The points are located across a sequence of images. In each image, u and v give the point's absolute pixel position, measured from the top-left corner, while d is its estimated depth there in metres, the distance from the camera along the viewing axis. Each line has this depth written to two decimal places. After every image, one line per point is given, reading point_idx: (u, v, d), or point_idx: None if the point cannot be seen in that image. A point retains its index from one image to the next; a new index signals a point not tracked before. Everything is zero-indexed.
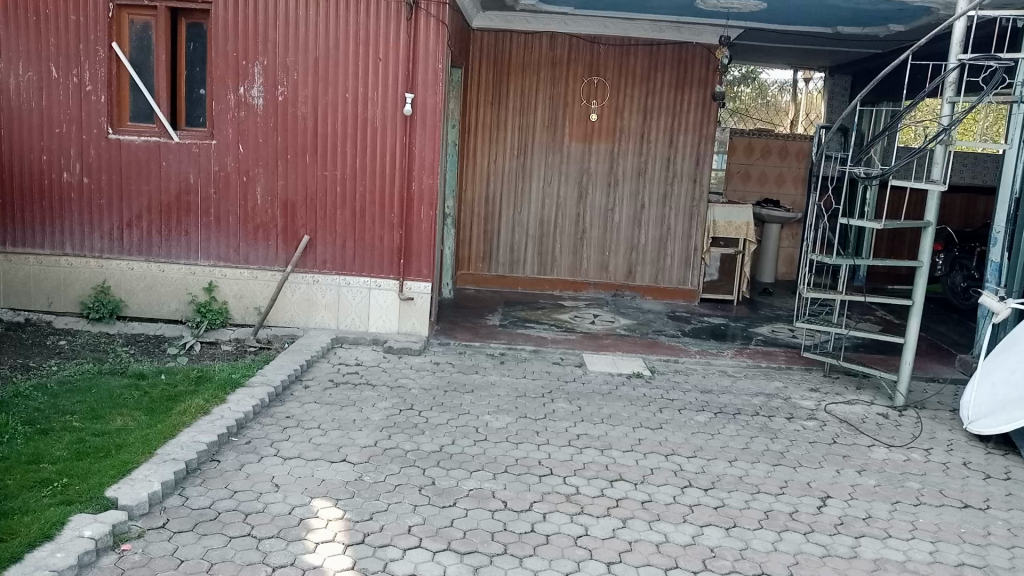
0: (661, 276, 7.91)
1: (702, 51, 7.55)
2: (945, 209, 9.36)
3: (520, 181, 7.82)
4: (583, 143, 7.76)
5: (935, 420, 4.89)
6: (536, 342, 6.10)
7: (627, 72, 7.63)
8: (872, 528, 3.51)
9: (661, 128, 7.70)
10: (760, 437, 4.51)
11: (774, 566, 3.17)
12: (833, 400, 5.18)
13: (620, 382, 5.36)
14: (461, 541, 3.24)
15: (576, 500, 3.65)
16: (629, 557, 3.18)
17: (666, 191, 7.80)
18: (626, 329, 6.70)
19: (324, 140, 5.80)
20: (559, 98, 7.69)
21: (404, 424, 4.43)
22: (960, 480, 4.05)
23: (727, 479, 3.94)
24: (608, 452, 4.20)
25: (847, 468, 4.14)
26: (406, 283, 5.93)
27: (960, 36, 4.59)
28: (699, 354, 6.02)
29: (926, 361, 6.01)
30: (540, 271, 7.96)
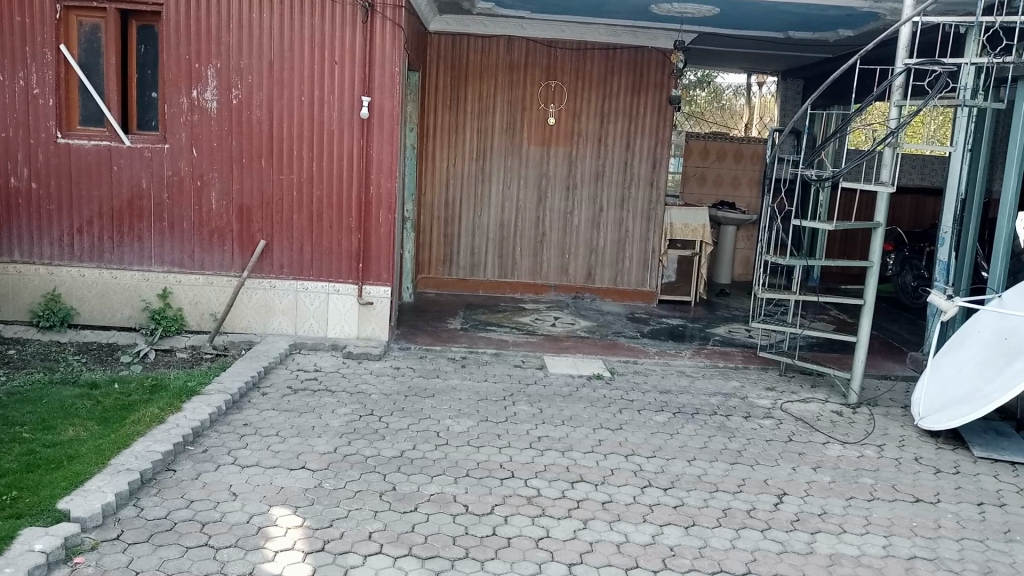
0: (619, 278, 7.97)
1: (657, 56, 7.65)
2: (895, 210, 9.58)
3: (479, 185, 7.83)
4: (541, 147, 7.79)
5: (887, 417, 5.00)
6: (497, 345, 6.10)
7: (584, 76, 7.69)
8: (827, 524, 3.58)
9: (618, 132, 7.77)
10: (718, 436, 4.57)
11: (733, 564, 3.21)
12: (789, 398, 5.28)
13: (581, 383, 5.39)
14: (422, 546, 3.23)
15: (537, 502, 3.66)
16: (589, 558, 3.20)
17: (623, 194, 7.86)
18: (587, 331, 6.74)
19: (281, 144, 5.74)
20: (517, 102, 7.71)
21: (365, 430, 4.40)
22: (911, 475, 4.15)
23: (686, 479, 3.98)
24: (569, 453, 4.22)
25: (803, 465, 4.21)
26: (365, 288, 5.88)
27: (907, 41, 4.71)
28: (658, 354, 6.09)
29: (878, 359, 6.15)
30: (501, 274, 7.97)
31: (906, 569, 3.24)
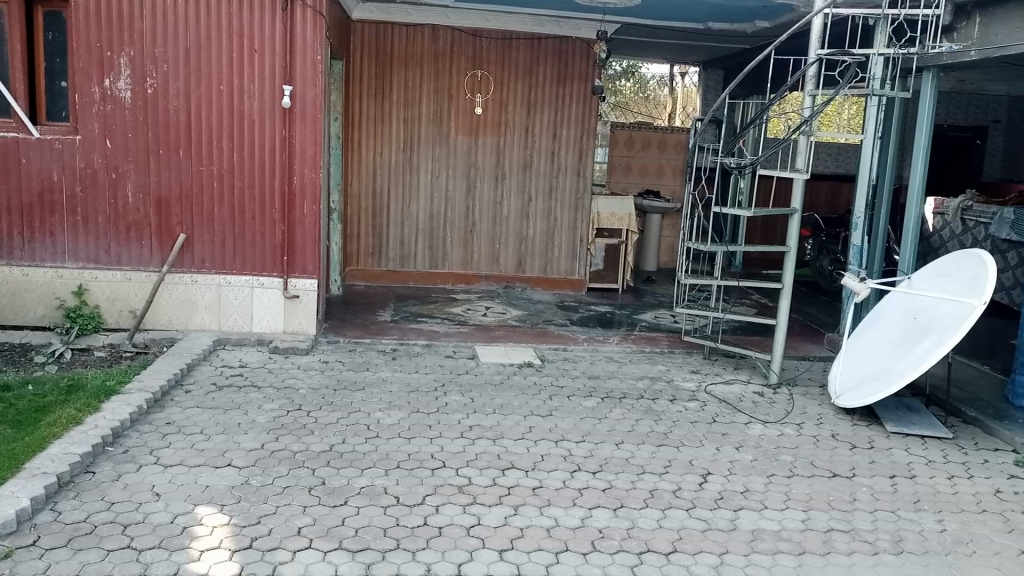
0: (549, 266, 8.04)
1: (581, 46, 7.70)
2: (813, 196, 9.88)
3: (407, 174, 7.77)
4: (469, 136, 7.77)
5: (806, 396, 5.19)
6: (428, 336, 6.08)
7: (509, 65, 7.69)
8: (749, 501, 3.70)
9: (544, 122, 7.81)
10: (645, 419, 4.66)
11: (659, 543, 3.29)
12: (713, 381, 5.43)
13: (512, 372, 5.42)
14: (353, 539, 3.21)
15: (468, 490, 3.67)
16: (520, 543, 3.23)
17: (551, 184, 7.91)
18: (517, 320, 6.77)
19: (199, 134, 5.59)
20: (443, 91, 7.67)
21: (293, 426, 4.34)
22: (828, 451, 4.32)
23: (614, 462, 4.06)
24: (501, 441, 4.24)
25: (726, 445, 4.34)
26: (291, 281, 5.78)
27: (818, 32, 4.88)
28: (587, 342, 6.16)
29: (798, 341, 6.37)
30: (431, 265, 7.94)
31: (823, 541, 3.37)
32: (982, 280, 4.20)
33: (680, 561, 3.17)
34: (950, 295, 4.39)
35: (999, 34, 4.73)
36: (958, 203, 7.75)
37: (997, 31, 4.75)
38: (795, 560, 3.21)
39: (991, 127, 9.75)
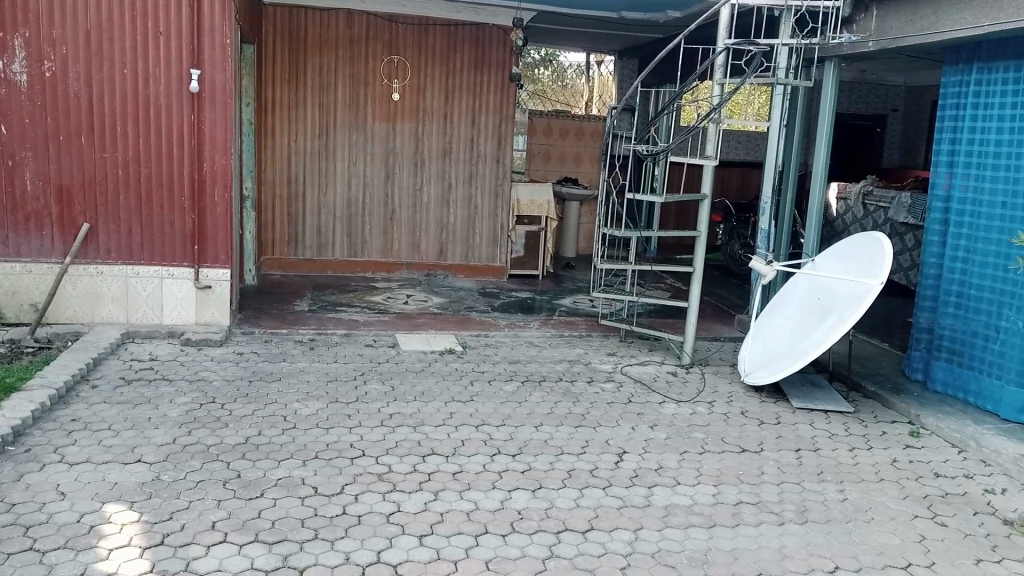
0: (470, 254, 8.03)
1: (498, 33, 7.70)
2: (724, 182, 10.17)
3: (324, 161, 7.65)
4: (386, 123, 7.69)
5: (717, 375, 5.37)
6: (348, 326, 6.01)
7: (426, 51, 7.64)
8: (663, 477, 3.82)
9: (463, 109, 7.79)
10: (563, 402, 4.74)
11: (577, 522, 3.36)
12: (629, 362, 5.55)
13: (433, 359, 5.41)
14: (270, 531, 3.16)
15: (388, 478, 3.66)
16: (440, 528, 3.25)
17: (471, 171, 7.89)
18: (438, 307, 6.76)
19: (103, 120, 5.36)
20: (359, 77, 7.58)
21: (206, 419, 4.23)
22: (738, 427, 4.48)
23: (533, 444, 4.11)
24: (421, 428, 4.24)
25: (641, 425, 4.45)
26: (202, 271, 5.62)
27: (726, 22, 5.02)
28: (508, 327, 6.21)
29: (710, 323, 6.57)
30: (350, 253, 7.84)
31: (733, 514, 3.50)
32: (880, 261, 4.40)
33: (597, 538, 3.24)
34: (850, 276, 4.59)
35: (894, 27, 4.94)
36: (859, 188, 8.10)
37: (892, 24, 4.96)
38: (706, 533, 3.33)
39: (891, 115, 10.18)
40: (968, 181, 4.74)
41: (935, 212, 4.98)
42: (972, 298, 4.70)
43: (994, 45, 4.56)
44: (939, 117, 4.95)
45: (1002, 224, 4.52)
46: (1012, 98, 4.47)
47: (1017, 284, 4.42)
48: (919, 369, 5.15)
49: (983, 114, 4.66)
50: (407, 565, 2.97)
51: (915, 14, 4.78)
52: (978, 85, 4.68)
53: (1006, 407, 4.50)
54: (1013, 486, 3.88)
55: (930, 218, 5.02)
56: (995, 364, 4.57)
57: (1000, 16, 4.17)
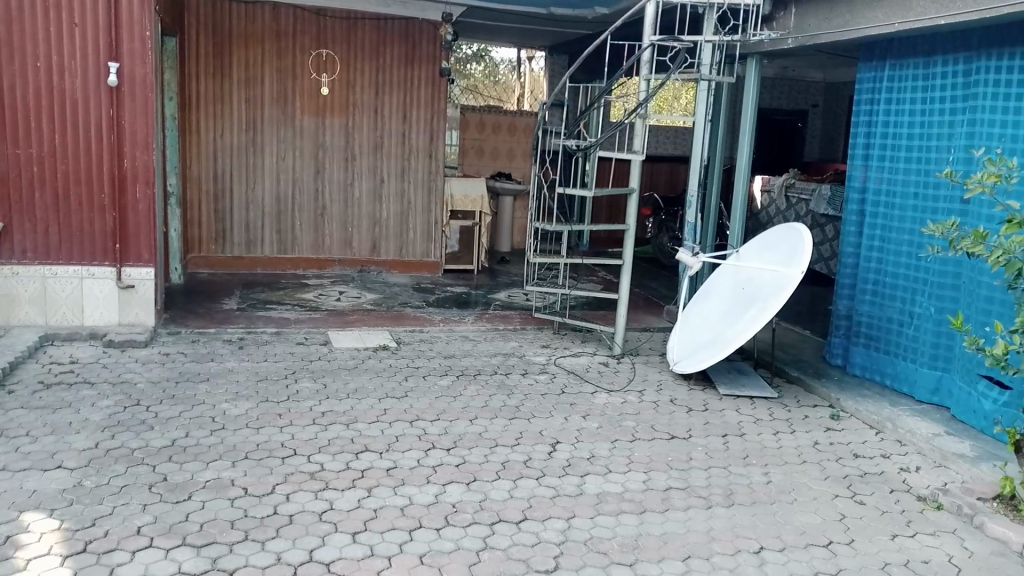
0: (404, 249, 7.98)
1: (428, 28, 7.66)
2: (653, 177, 10.36)
3: (251, 157, 7.50)
4: (314, 117, 7.59)
5: (647, 364, 5.48)
6: (278, 324, 5.92)
7: (356, 46, 7.56)
8: (595, 466, 3.88)
9: (393, 104, 7.73)
10: (497, 395, 4.76)
11: (511, 513, 3.39)
12: (562, 354, 5.61)
13: (366, 356, 5.37)
14: (197, 534, 3.10)
15: (321, 476, 3.63)
16: (373, 525, 3.23)
17: (403, 166, 7.84)
18: (372, 304, 6.71)
19: (15, 115, 5.16)
20: (287, 71, 7.46)
21: (130, 422, 4.12)
22: (667, 415, 4.58)
23: (468, 438, 4.13)
24: (354, 425, 4.20)
25: (574, 415, 4.52)
26: (124, 270, 5.44)
27: (652, 18, 5.14)
28: (442, 322, 6.20)
29: (641, 314, 6.69)
30: (280, 250, 7.72)
31: (662, 500, 3.59)
32: (800, 251, 4.54)
33: (530, 528, 3.27)
34: (771, 266, 4.73)
35: (812, 25, 5.10)
36: (782, 181, 8.35)
37: (810, 21, 5.12)
38: (637, 519, 3.40)
39: (811, 111, 10.49)
40: (882, 173, 4.94)
41: (851, 204, 5.18)
42: (887, 285, 4.90)
43: (903, 43, 4.77)
44: (855, 114, 5.15)
45: (913, 215, 4.72)
46: (921, 94, 4.68)
47: (928, 271, 4.62)
48: (839, 355, 5.34)
49: (895, 110, 4.86)
50: (340, 563, 2.95)
51: (831, 11, 4.94)
52: (890, 83, 4.88)
53: (920, 389, 4.70)
54: (926, 464, 4.06)
55: (848, 209, 5.22)
56: (910, 348, 4.78)
57: (909, 15, 4.35)
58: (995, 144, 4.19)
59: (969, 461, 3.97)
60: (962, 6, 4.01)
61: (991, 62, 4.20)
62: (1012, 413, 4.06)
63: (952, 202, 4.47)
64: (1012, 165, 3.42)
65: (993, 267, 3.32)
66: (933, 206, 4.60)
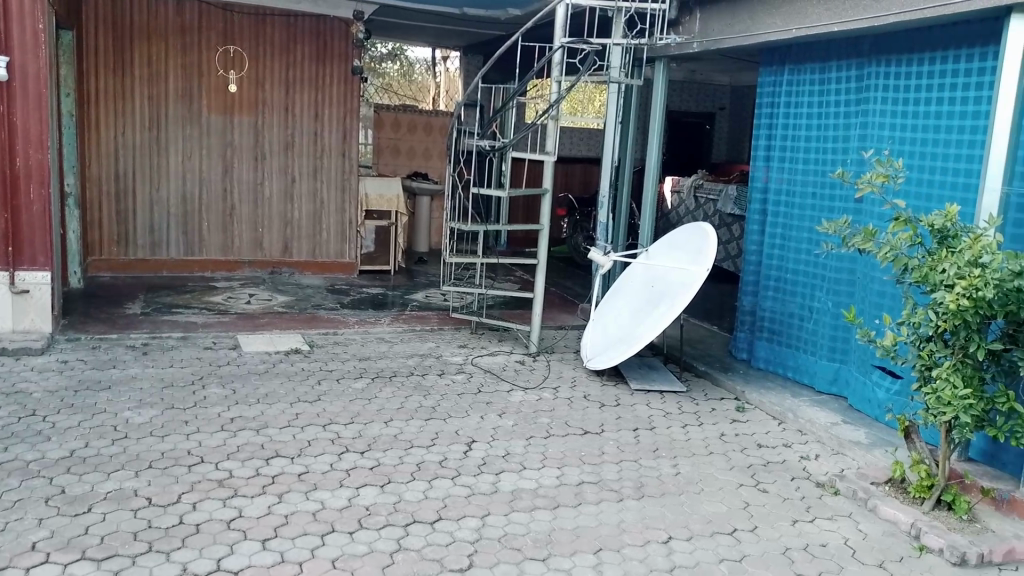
0: (317, 250, 7.84)
1: (339, 25, 7.53)
2: (568, 178, 10.50)
3: (155, 155, 7.26)
4: (222, 115, 7.39)
5: (562, 362, 5.55)
6: (185, 328, 5.74)
7: (264, 43, 7.39)
8: (510, 463, 3.91)
9: (305, 102, 7.58)
10: (413, 396, 4.75)
11: (425, 513, 3.39)
12: (479, 353, 5.63)
13: (278, 359, 5.26)
14: (98, 547, 2.99)
15: (229, 483, 3.54)
16: (284, 531, 3.18)
17: (315, 166, 7.70)
18: (283, 306, 6.58)
19: None
20: (192, 67, 7.24)
21: (25, 433, 3.92)
22: (581, 411, 4.66)
23: (383, 440, 4.10)
24: (265, 431, 4.12)
25: (490, 413, 4.54)
26: (18, 274, 5.18)
27: (562, 21, 5.21)
28: (357, 324, 6.13)
29: (557, 313, 6.77)
30: (187, 252, 7.49)
31: (575, 494, 3.65)
32: (705, 249, 4.69)
33: (444, 527, 3.28)
34: (679, 264, 4.86)
35: (715, 30, 5.27)
36: (691, 182, 8.61)
37: (713, 27, 5.29)
38: (550, 514, 3.45)
39: (718, 113, 10.83)
40: (782, 174, 5.15)
41: (754, 203, 5.37)
42: (788, 282, 5.10)
43: (801, 50, 4.98)
44: (757, 117, 5.35)
45: (812, 213, 4.93)
46: (818, 99, 4.89)
47: (826, 267, 4.83)
48: (744, 349, 5.54)
49: (793, 113, 5.07)
50: (248, 571, 2.89)
51: (733, 17, 5.12)
52: (789, 87, 5.09)
53: (820, 380, 4.92)
54: (825, 452, 4.25)
55: (751, 208, 5.41)
56: (810, 341, 4.99)
57: (806, 21, 4.54)
58: (884, 146, 4.43)
59: (864, 448, 4.18)
60: (853, 14, 4.22)
61: (881, 68, 4.43)
62: (903, 401, 4.28)
63: (846, 202, 4.69)
64: (899, 166, 3.61)
65: (883, 262, 3.50)
66: (829, 206, 4.82)
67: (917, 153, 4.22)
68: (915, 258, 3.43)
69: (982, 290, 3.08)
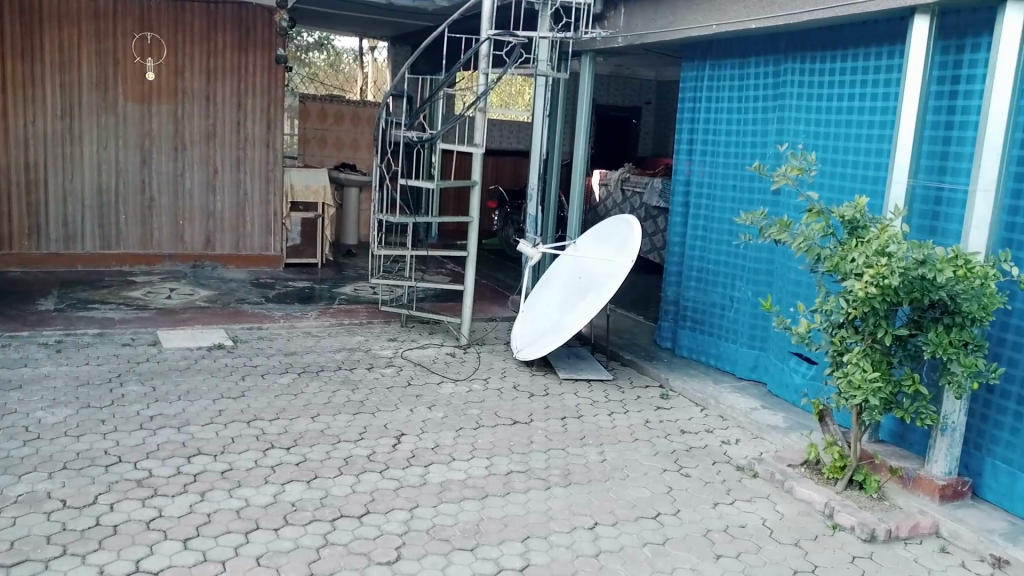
0: (241, 242, 7.67)
1: (262, 13, 7.36)
2: (498, 170, 10.53)
3: (69, 146, 7.00)
4: (139, 104, 7.16)
5: (492, 353, 5.58)
6: (101, 325, 5.55)
7: (184, 30, 7.17)
8: (439, 455, 3.92)
9: (227, 91, 7.39)
10: (341, 390, 4.71)
11: (353, 507, 3.37)
12: (408, 347, 5.61)
13: (200, 355, 5.14)
14: (8, 552, 2.88)
15: (149, 483, 3.45)
16: (207, 529, 3.12)
17: (238, 156, 7.52)
18: (206, 300, 6.43)
19: None
20: (106, 54, 6.98)
21: None
22: (510, 401, 4.70)
23: (309, 435, 4.05)
24: (186, 428, 4.02)
25: (419, 406, 4.54)
26: None
27: (489, 13, 5.22)
28: (283, 318, 6.03)
29: (487, 305, 6.80)
30: (103, 246, 7.26)
31: (504, 483, 3.68)
32: (631, 241, 4.78)
33: (372, 521, 3.27)
34: (606, 255, 4.94)
35: (638, 25, 5.36)
36: (619, 176, 8.75)
37: (637, 22, 5.38)
38: (478, 504, 3.47)
39: (644, 108, 11.00)
40: (704, 167, 5.27)
41: (677, 195, 5.49)
42: (710, 272, 5.24)
43: (722, 45, 5.10)
44: (680, 110, 5.46)
45: (732, 206, 5.06)
46: (737, 94, 5.03)
47: (745, 258, 4.97)
48: (668, 338, 5.67)
49: (714, 107, 5.20)
50: (169, 571, 2.83)
51: (656, 13, 5.21)
52: (710, 82, 5.21)
53: (741, 366, 5.08)
54: (745, 436, 4.39)
55: (674, 201, 5.53)
56: (731, 329, 5.14)
57: (725, 18, 4.65)
58: (800, 140, 4.59)
59: (781, 431, 4.34)
60: (769, 12, 4.35)
61: (798, 65, 4.58)
62: (818, 385, 4.46)
63: (764, 194, 4.84)
64: (812, 159, 3.75)
65: (798, 251, 3.63)
66: (748, 198, 4.96)
67: (830, 147, 4.39)
68: (827, 248, 3.57)
69: (888, 278, 3.22)
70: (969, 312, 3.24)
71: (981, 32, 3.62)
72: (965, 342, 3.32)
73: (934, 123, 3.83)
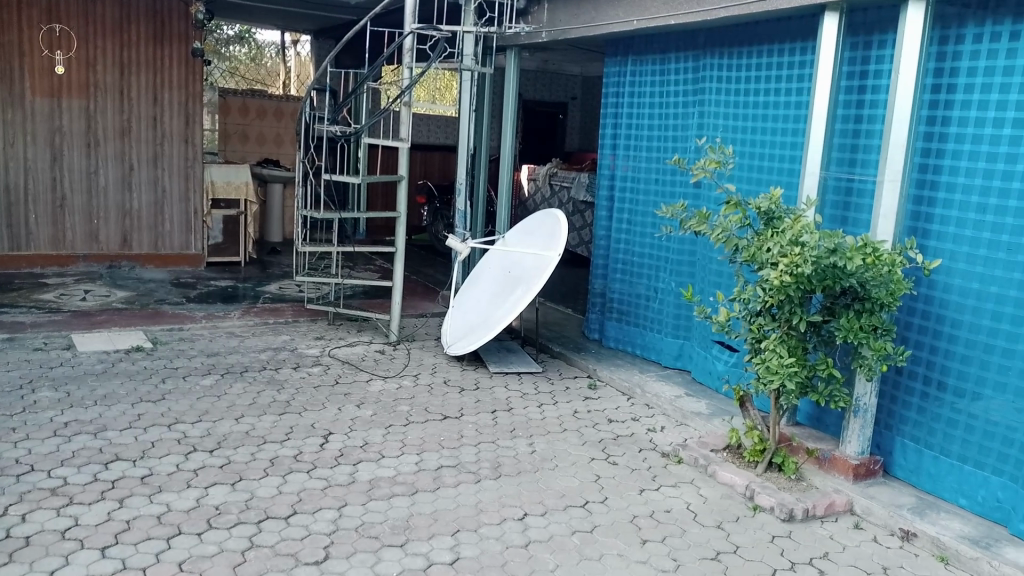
0: (159, 242, 7.44)
1: (177, 5, 7.14)
2: (426, 165, 10.48)
3: None
4: (49, 99, 6.88)
5: (421, 349, 5.56)
6: (10, 329, 5.32)
7: (96, 21, 6.91)
8: (368, 453, 3.90)
9: (142, 85, 7.15)
10: (267, 390, 4.63)
11: (279, 509, 3.32)
12: (336, 345, 5.55)
13: (117, 358, 4.98)
14: None
15: (64, 491, 3.33)
16: (125, 537, 3.03)
17: (155, 152, 7.28)
18: (124, 302, 6.22)
19: None
20: (11, 47, 6.70)
21: None
22: (440, 396, 4.69)
23: (234, 437, 3.97)
24: (103, 434, 3.90)
25: (347, 404, 4.50)
26: None
27: (412, 7, 5.18)
28: (205, 319, 5.89)
29: (416, 301, 6.77)
30: (12, 246, 6.98)
31: (434, 479, 3.68)
32: (558, 235, 4.82)
33: (299, 521, 3.23)
34: (534, 250, 4.97)
35: (561, 20, 5.41)
36: (546, 171, 8.82)
37: (560, 17, 5.44)
38: (408, 500, 3.46)
39: (570, 103, 11.13)
40: (628, 161, 5.35)
41: (602, 189, 5.56)
42: (635, 263, 5.33)
43: (643, 41, 5.19)
44: (604, 105, 5.53)
45: (655, 198, 5.16)
46: (659, 89, 5.12)
47: (668, 249, 5.07)
48: (595, 329, 5.75)
49: (637, 102, 5.28)
50: None
51: (579, 8, 5.26)
52: (633, 77, 5.30)
53: (665, 355, 5.19)
54: (670, 423, 4.50)
55: (599, 194, 5.60)
56: (655, 320, 5.25)
57: (646, 13, 4.73)
58: (718, 133, 4.71)
59: (704, 418, 4.45)
60: (689, 8, 4.43)
61: (716, 61, 4.69)
62: (739, 371, 4.60)
63: (685, 187, 4.94)
64: (728, 151, 3.85)
65: (716, 242, 3.73)
66: (669, 191, 5.06)
67: (747, 140, 4.52)
68: (744, 239, 3.68)
69: (801, 266, 3.33)
70: (878, 298, 3.39)
71: (886, 30, 3.78)
72: (874, 326, 3.46)
73: (845, 117, 3.98)
